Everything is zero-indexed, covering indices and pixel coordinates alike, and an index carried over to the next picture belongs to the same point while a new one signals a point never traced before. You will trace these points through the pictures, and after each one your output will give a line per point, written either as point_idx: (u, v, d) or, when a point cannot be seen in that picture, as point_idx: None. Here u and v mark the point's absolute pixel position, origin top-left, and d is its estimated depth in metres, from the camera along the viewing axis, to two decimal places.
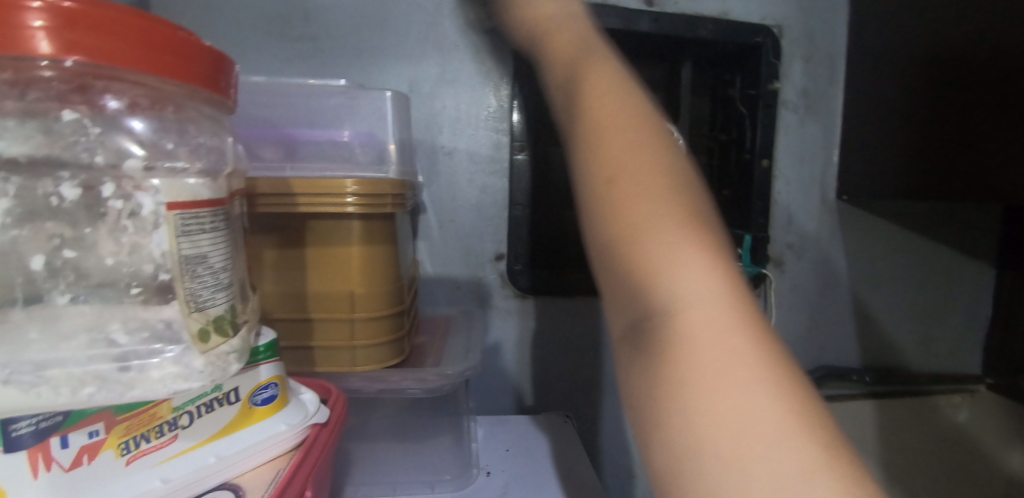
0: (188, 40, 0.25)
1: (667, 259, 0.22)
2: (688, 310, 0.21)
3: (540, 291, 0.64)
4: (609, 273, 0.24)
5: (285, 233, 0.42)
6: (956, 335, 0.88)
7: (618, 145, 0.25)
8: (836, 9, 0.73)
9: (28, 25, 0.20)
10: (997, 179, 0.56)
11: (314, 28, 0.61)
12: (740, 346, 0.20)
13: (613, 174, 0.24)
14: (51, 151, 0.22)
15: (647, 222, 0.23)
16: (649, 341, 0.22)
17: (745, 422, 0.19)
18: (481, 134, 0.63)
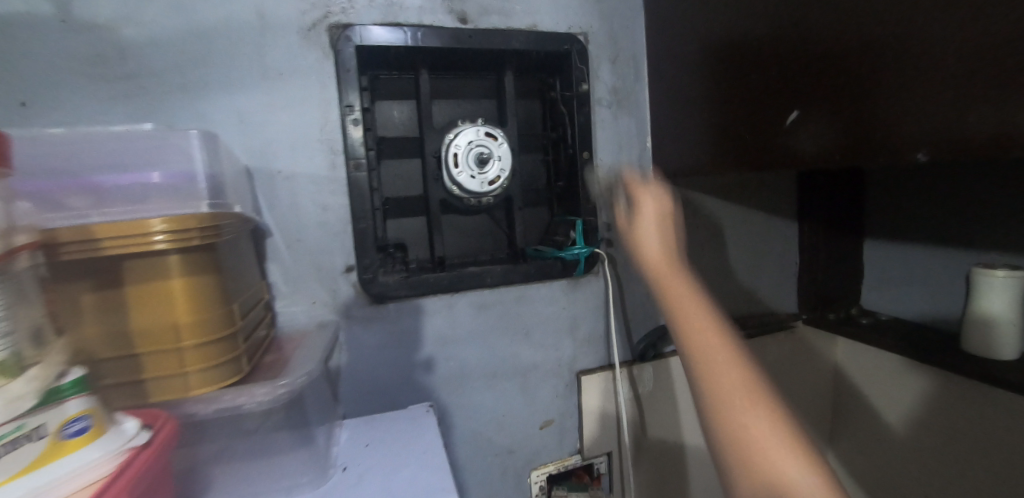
0: None
1: (696, 310, 0.45)
2: (699, 319, 0.44)
3: (394, 296, 0.70)
4: (708, 390, 0.41)
5: (98, 276, 0.44)
6: (774, 283, 1.04)
7: (698, 319, 0.45)
8: (632, 16, 0.85)
9: None
10: (777, 148, 0.65)
11: (131, 68, 0.61)
12: (756, 405, 0.39)
13: (687, 325, 0.44)
14: None
15: (727, 386, 0.40)
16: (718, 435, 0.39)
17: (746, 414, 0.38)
18: (317, 156, 0.67)
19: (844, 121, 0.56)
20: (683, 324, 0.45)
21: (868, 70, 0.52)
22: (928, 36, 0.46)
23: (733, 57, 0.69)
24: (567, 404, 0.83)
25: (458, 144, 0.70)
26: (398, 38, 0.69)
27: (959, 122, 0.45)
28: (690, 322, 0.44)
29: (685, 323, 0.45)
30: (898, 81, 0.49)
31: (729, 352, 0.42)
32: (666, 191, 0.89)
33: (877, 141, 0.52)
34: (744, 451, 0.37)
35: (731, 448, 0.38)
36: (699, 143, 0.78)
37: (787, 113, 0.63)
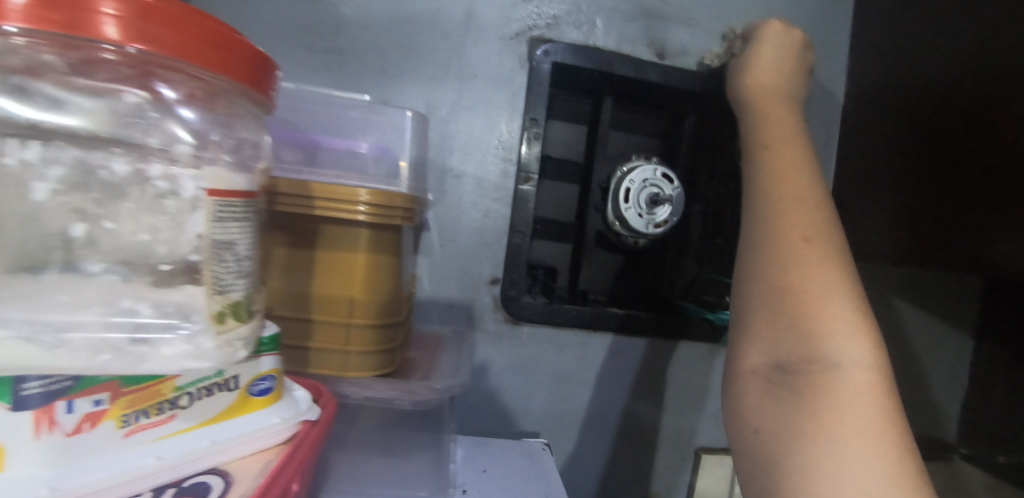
0: (244, 44, 0.26)
1: (809, 224, 0.38)
2: (804, 232, 0.37)
3: (532, 319, 0.66)
4: (781, 267, 0.36)
5: (296, 233, 0.43)
6: (933, 404, 0.88)
7: (800, 213, 0.39)
8: (833, 80, 0.79)
9: (102, 13, 0.22)
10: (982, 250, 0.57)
11: (344, 44, 0.64)
12: (848, 310, 0.33)
13: (802, 236, 0.37)
14: (110, 127, 0.25)
15: (843, 332, 0.32)
16: (776, 325, 0.34)
17: (829, 315, 0.33)
18: (490, 161, 0.66)
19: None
20: (772, 225, 0.39)
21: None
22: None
23: (923, 143, 0.63)
24: (677, 481, 0.74)
25: (633, 179, 0.66)
26: (596, 60, 0.68)
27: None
28: (790, 230, 0.37)
29: (782, 225, 0.38)
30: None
31: (830, 240, 0.37)
32: None
33: None
34: (818, 339, 0.32)
35: (801, 350, 0.32)
36: (890, 234, 0.68)
37: (1015, 213, 0.53)
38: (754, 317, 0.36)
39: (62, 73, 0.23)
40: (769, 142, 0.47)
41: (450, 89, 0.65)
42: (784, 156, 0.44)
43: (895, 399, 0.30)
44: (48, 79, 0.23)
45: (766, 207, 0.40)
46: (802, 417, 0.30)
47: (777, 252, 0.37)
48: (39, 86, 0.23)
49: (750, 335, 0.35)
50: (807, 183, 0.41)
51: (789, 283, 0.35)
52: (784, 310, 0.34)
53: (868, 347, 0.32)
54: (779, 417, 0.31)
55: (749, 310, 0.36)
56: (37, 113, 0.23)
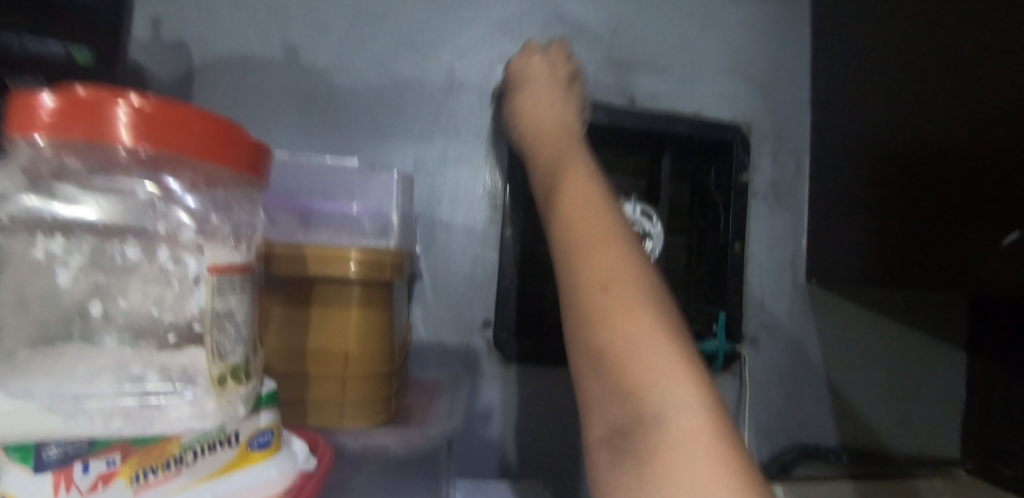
0: (237, 135, 0.30)
1: (613, 269, 0.33)
2: (604, 276, 0.33)
3: (525, 358, 0.69)
4: (587, 322, 0.32)
5: (292, 292, 0.46)
6: (934, 418, 0.88)
7: (595, 239, 0.35)
8: (799, 113, 0.83)
9: (116, 122, 0.26)
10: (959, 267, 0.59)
11: (334, 110, 0.70)
12: (655, 336, 0.29)
13: (592, 272, 0.33)
14: (126, 217, 0.27)
15: (660, 374, 0.28)
16: (595, 365, 0.30)
17: (636, 344, 0.29)
18: (477, 210, 0.70)
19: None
20: (569, 250, 0.36)
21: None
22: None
23: (895, 168, 0.67)
24: None
25: None
26: None
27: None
28: (590, 275, 0.33)
29: (581, 277, 0.33)
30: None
31: (625, 276, 0.32)
32: (817, 296, 0.81)
33: None
34: (640, 391, 0.28)
35: (626, 409, 0.28)
36: (865, 255, 0.71)
37: (994, 232, 0.55)
38: (584, 374, 0.31)
39: (84, 174, 0.27)
40: (563, 187, 0.42)
41: (435, 147, 0.70)
42: (576, 205, 0.39)
43: (733, 435, 0.27)
44: (72, 180, 0.27)
45: (576, 242, 0.36)
46: (640, 476, 0.26)
47: (567, 273, 0.35)
48: (63, 188, 0.27)
49: (591, 400, 0.31)
50: (589, 204, 0.39)
51: (602, 333, 0.30)
52: (594, 344, 0.31)
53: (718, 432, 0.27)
54: (621, 481, 0.27)
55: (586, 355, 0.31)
56: (69, 212, 0.26)
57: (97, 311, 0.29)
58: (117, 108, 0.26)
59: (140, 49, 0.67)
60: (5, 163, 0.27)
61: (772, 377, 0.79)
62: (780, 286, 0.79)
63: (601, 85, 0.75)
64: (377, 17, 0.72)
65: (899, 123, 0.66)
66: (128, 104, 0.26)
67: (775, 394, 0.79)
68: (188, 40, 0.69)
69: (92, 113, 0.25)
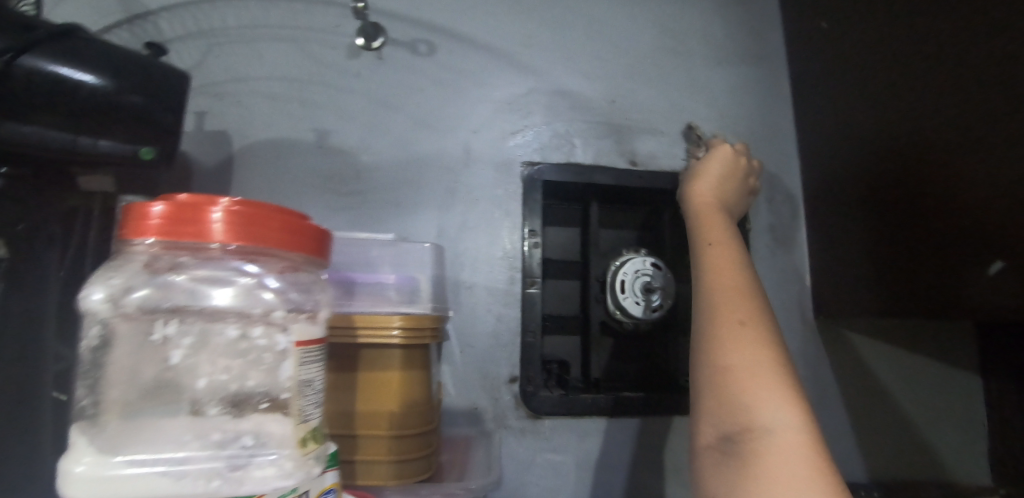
0: (307, 225, 0.36)
1: (764, 339, 0.46)
2: (756, 351, 0.45)
3: (553, 412, 0.71)
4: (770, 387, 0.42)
5: (340, 359, 0.50)
6: (959, 447, 0.89)
7: (752, 312, 0.49)
8: (788, 161, 0.89)
9: (214, 225, 0.31)
10: (956, 295, 0.64)
11: (362, 186, 0.77)
12: (782, 394, 0.41)
13: (771, 346, 0.45)
14: (236, 300, 0.33)
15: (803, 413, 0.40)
16: (714, 413, 0.43)
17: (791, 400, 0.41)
18: (497, 271, 0.75)
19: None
20: (754, 325, 0.47)
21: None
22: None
23: (873, 214, 0.74)
24: None
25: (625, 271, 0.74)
26: (579, 174, 0.80)
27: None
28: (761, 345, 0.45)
29: (764, 342, 0.46)
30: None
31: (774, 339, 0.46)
32: (827, 332, 0.84)
33: None
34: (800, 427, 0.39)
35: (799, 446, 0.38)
36: (862, 292, 0.76)
37: (982, 261, 0.60)
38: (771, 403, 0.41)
39: (190, 267, 0.33)
40: (731, 266, 0.55)
41: (455, 215, 0.76)
42: (735, 288, 0.52)
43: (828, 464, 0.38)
44: (185, 272, 0.33)
45: (744, 313, 0.48)
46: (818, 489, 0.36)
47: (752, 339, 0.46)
48: (180, 278, 0.33)
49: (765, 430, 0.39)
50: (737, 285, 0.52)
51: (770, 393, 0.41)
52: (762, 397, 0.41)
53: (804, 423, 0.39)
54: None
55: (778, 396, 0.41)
56: (192, 297, 0.33)
57: (198, 383, 0.33)
58: (212, 210, 0.32)
59: (188, 142, 0.76)
60: (121, 264, 0.33)
61: None
62: (790, 326, 0.83)
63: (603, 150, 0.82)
64: (398, 102, 0.81)
65: (887, 166, 0.70)
66: (221, 206, 0.32)
67: None
68: (228, 130, 0.77)
69: (196, 219, 0.31)
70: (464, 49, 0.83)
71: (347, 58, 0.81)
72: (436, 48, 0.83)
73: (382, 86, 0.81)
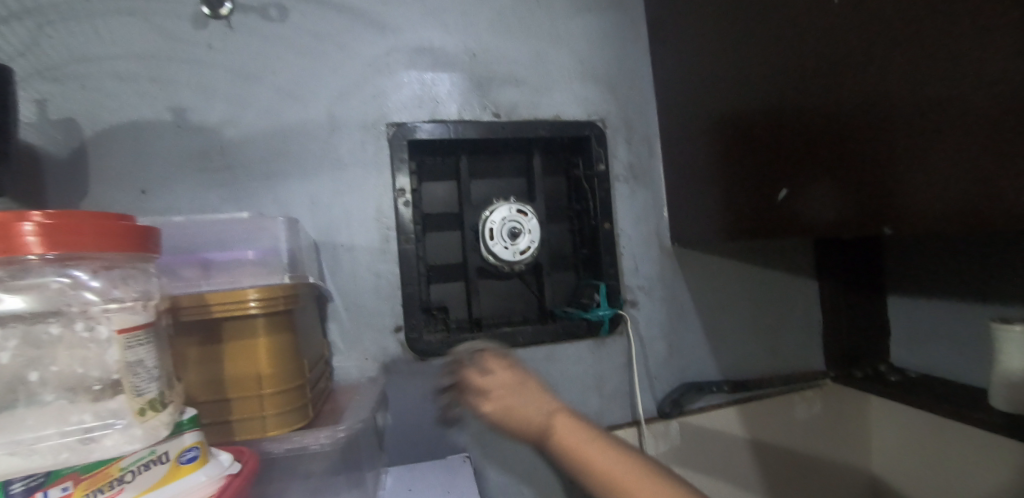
0: (127, 225, 0.39)
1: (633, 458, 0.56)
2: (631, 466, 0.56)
3: (436, 352, 0.80)
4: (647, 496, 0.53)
5: (205, 332, 0.55)
6: (798, 344, 1.03)
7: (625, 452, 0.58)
8: (646, 101, 0.96)
9: (26, 239, 0.34)
10: (787, 212, 0.71)
11: (230, 161, 0.78)
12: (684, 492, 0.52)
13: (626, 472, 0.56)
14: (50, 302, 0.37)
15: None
16: None
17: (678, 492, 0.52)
18: (373, 232, 0.80)
19: (881, 191, 0.57)
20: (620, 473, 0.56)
21: (908, 140, 0.53)
22: (979, 114, 0.47)
23: (732, 132, 0.77)
24: None
25: (494, 219, 0.80)
26: (444, 131, 0.83)
27: (1009, 202, 0.46)
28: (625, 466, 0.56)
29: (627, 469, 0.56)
30: (951, 158, 0.50)
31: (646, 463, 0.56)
32: (683, 256, 0.95)
33: (896, 210, 0.56)
34: None
35: None
36: (717, 208, 0.83)
37: (807, 184, 0.67)
38: None
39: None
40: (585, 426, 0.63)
41: (328, 183, 0.79)
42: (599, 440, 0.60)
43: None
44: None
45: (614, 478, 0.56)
46: None
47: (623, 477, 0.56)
48: None
49: None
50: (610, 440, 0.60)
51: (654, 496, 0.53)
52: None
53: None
54: None
55: None
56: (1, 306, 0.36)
57: (31, 378, 0.37)
58: (23, 224, 0.34)
59: (30, 131, 0.72)
60: None
61: (654, 329, 0.93)
62: (650, 254, 0.93)
63: (467, 103, 0.86)
64: (255, 73, 0.80)
65: (776, 94, 0.68)
66: (33, 220, 0.34)
67: (659, 344, 0.93)
68: (75, 115, 0.74)
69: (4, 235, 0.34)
70: (319, 10, 0.82)
71: (193, 28, 0.78)
72: (288, 11, 0.81)
73: (237, 55, 0.79)
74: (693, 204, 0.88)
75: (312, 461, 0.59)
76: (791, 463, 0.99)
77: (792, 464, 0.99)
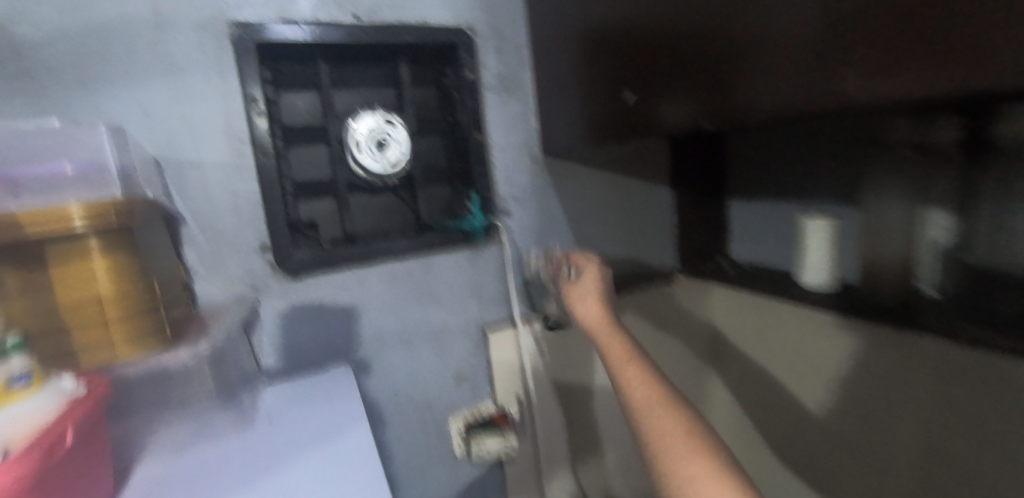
0: None
1: (645, 389, 0.58)
2: (636, 382, 0.59)
3: (309, 270, 0.81)
4: (644, 422, 0.56)
5: (22, 258, 0.49)
6: (657, 244, 1.17)
7: (638, 383, 0.59)
8: (515, 7, 0.94)
9: None
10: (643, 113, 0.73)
11: (27, 65, 0.64)
12: (681, 435, 0.53)
13: (622, 381, 0.61)
14: None
15: (653, 404, 0.56)
16: (663, 450, 0.52)
17: (670, 431, 0.53)
18: (225, 149, 0.74)
19: (723, 88, 0.58)
20: (631, 403, 0.58)
21: (743, 39, 0.54)
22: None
23: (602, 34, 0.77)
24: (475, 358, 0.97)
25: (360, 130, 0.80)
26: (296, 34, 0.77)
27: (835, 91, 0.47)
28: (634, 393, 0.58)
29: (631, 398, 0.58)
30: (778, 49, 0.51)
31: (640, 377, 0.60)
32: (553, 167, 1.00)
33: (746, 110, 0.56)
34: (665, 449, 0.52)
35: (668, 431, 0.53)
36: (585, 115, 0.86)
37: (665, 85, 0.67)
38: (648, 433, 0.55)
39: None
40: (609, 355, 0.65)
41: (164, 93, 0.71)
42: (628, 372, 0.61)
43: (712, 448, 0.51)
44: None
45: (630, 403, 0.58)
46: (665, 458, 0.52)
47: (631, 407, 0.58)
48: None
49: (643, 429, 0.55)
50: (643, 375, 0.60)
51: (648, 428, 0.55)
52: (636, 415, 0.57)
53: (676, 420, 0.54)
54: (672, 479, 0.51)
55: (637, 424, 0.56)
56: None
57: None
58: None
59: None
60: None
61: (527, 239, 0.99)
62: (522, 165, 0.97)
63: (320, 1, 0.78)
64: None
65: None
66: None
67: (533, 251, 0.99)
68: None
69: None
70: None
71: None
72: None
73: None
74: (563, 113, 0.92)
75: (180, 382, 0.61)
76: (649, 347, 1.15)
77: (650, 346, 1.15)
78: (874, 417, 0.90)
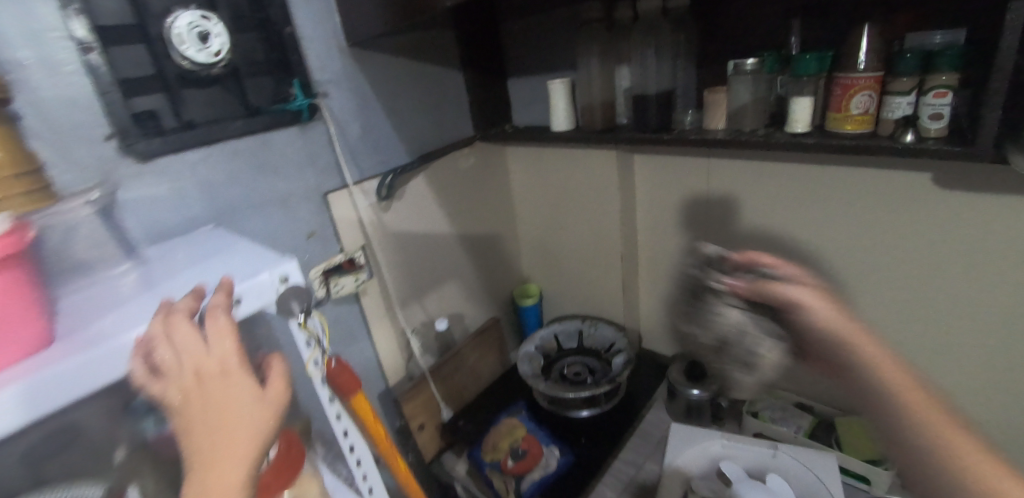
0: None
1: (907, 382, 0.74)
2: (894, 375, 0.75)
3: (159, 153, 0.95)
4: (917, 428, 0.70)
5: None
6: (456, 118, 1.49)
7: (892, 383, 0.74)
8: None
9: None
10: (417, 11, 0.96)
11: None
12: (944, 435, 0.69)
13: (883, 371, 0.76)
14: None
15: (922, 405, 0.72)
16: (928, 425, 0.70)
17: (939, 427, 0.70)
18: (51, 44, 0.82)
19: None
20: (878, 377, 0.75)
21: None
22: None
23: None
24: (323, 218, 1.21)
25: (179, 24, 0.93)
26: None
27: None
28: (910, 405, 0.72)
29: (893, 395, 0.73)
30: None
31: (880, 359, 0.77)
32: (358, 55, 1.23)
33: None
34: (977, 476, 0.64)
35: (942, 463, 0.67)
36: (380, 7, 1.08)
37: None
38: (929, 463, 0.68)
39: None
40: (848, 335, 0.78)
41: None
42: (841, 325, 0.78)
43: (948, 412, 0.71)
44: None
45: (871, 373, 0.76)
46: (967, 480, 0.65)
47: (876, 395, 0.75)
48: None
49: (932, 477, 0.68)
50: (882, 356, 0.77)
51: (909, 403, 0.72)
52: (904, 414, 0.72)
53: (960, 440, 0.68)
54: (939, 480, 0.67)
55: (892, 393, 0.73)
56: None
57: None
58: None
59: None
60: None
61: (347, 116, 1.23)
62: (331, 54, 1.18)
63: None
64: None
65: None
66: None
67: (354, 126, 1.25)
68: None
69: None
70: None
71: None
72: None
73: None
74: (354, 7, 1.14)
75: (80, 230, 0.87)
76: (458, 196, 1.53)
77: (460, 196, 1.53)
78: (797, 289, 1.27)
